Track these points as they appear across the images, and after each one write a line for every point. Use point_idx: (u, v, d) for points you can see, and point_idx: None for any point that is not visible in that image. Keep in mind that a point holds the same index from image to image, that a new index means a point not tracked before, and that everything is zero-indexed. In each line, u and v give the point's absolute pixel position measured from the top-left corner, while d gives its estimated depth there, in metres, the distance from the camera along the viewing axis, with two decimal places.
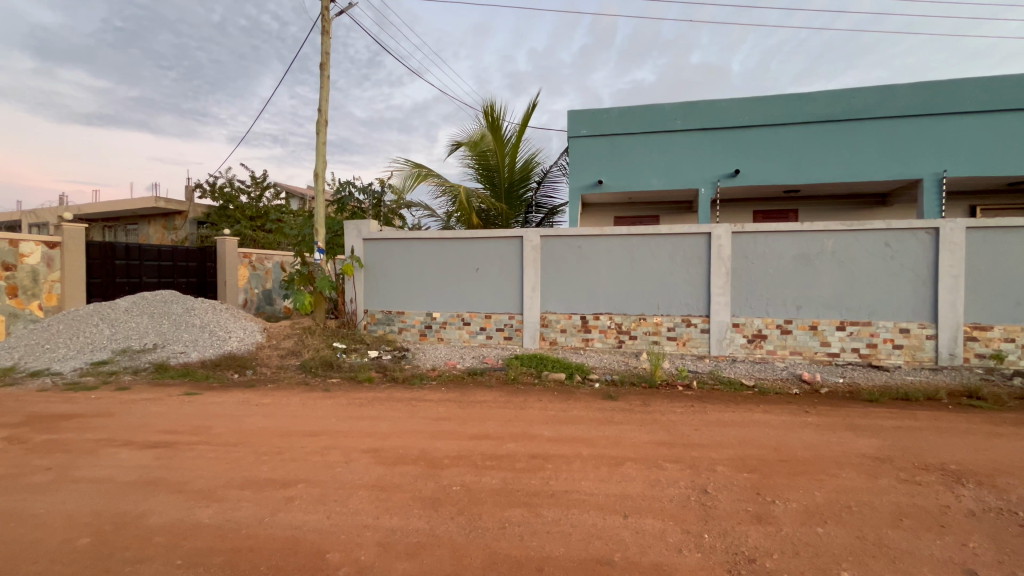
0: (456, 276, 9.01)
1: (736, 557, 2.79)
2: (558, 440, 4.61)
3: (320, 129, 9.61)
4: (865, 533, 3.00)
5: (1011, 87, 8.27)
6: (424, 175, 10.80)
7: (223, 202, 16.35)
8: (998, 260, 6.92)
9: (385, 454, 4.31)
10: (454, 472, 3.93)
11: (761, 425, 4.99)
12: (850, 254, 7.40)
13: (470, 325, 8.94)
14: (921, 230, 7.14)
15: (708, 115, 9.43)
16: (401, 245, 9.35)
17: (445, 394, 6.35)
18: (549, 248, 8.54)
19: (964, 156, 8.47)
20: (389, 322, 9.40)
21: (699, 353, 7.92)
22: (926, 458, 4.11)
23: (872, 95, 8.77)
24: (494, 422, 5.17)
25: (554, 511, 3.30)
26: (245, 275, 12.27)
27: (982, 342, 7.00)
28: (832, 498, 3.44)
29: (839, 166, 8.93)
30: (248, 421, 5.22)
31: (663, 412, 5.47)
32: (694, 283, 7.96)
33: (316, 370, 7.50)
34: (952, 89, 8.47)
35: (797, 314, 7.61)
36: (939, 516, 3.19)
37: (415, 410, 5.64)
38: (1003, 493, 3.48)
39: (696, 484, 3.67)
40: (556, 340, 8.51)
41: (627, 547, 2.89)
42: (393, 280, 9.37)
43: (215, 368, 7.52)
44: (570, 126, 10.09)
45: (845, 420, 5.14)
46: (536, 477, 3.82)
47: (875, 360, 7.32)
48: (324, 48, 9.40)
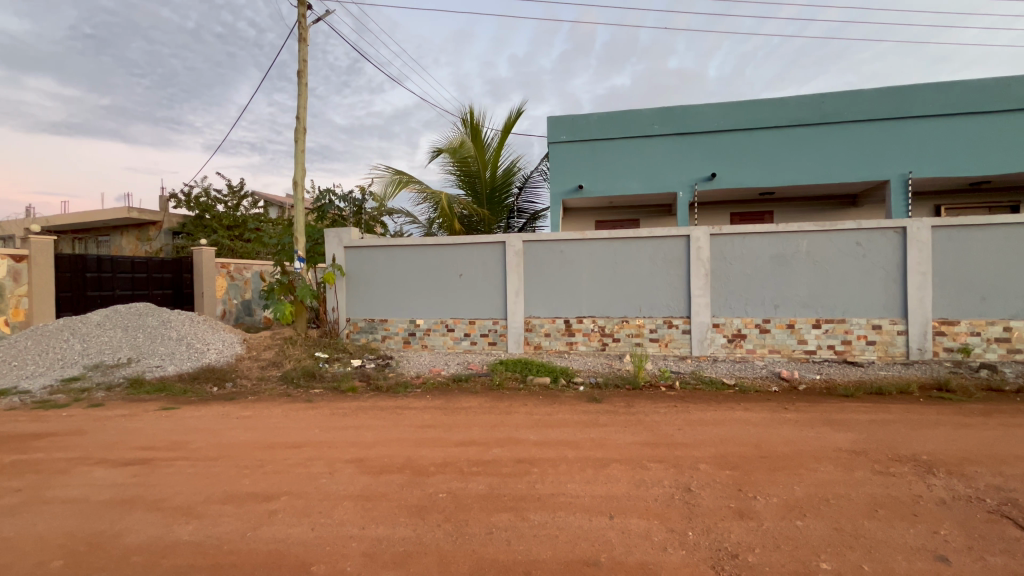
0: (439, 283, 8.99)
1: (720, 553, 2.84)
2: (543, 444, 4.63)
3: (299, 137, 9.52)
4: (842, 524, 3.09)
5: (969, 92, 8.64)
6: (405, 182, 10.77)
7: (199, 211, 16.05)
8: (962, 257, 7.20)
9: (369, 463, 4.27)
10: (441, 479, 3.92)
11: (742, 423, 5.09)
12: (823, 253, 7.62)
13: (454, 331, 8.93)
14: (889, 230, 7.39)
15: (684, 119, 9.63)
16: (382, 252, 9.28)
17: (430, 402, 6.32)
18: (531, 252, 8.59)
19: (928, 157, 8.81)
20: (372, 330, 9.32)
21: (681, 354, 8.04)
22: (900, 450, 4.24)
23: (841, 99, 9.07)
24: (479, 428, 5.15)
25: (540, 515, 3.32)
26: (223, 285, 11.98)
27: (950, 337, 7.26)
28: (811, 491, 3.52)
29: (812, 169, 9.19)
30: (228, 435, 5.11)
31: (647, 413, 5.54)
32: (674, 284, 8.09)
33: (298, 380, 7.38)
34: (916, 93, 8.81)
35: (775, 313, 7.79)
36: (912, 505, 3.30)
37: (400, 418, 5.60)
38: (972, 481, 3.61)
39: (680, 482, 3.73)
40: (540, 344, 8.55)
41: (614, 548, 2.92)
42: (376, 287, 9.30)
43: (193, 381, 7.34)
44: (550, 132, 10.18)
45: (822, 416, 5.27)
46: (522, 481, 3.83)
47: (850, 356, 7.54)
48: (302, 56, 9.33)
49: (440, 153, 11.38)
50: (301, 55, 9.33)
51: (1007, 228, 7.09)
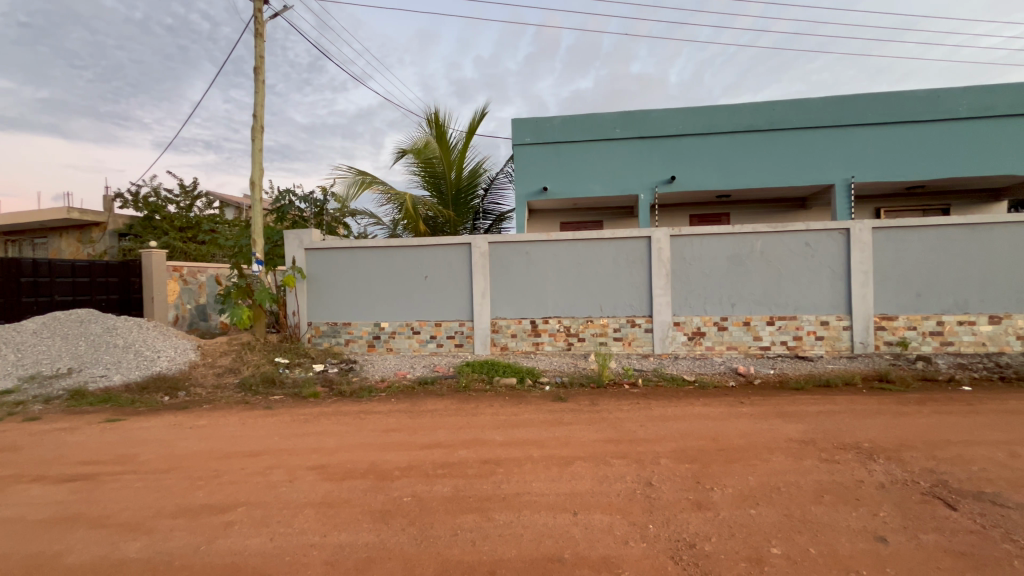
0: (404, 285, 8.89)
1: (679, 544, 2.93)
2: (509, 444, 4.64)
3: (256, 136, 9.21)
4: (791, 510, 3.26)
5: (904, 102, 9.24)
6: (368, 182, 10.59)
7: (147, 212, 15.25)
8: (899, 257, 7.70)
9: (331, 469, 4.18)
10: (405, 483, 3.88)
11: (701, 417, 5.27)
12: (775, 253, 7.98)
13: (420, 334, 8.84)
14: (835, 231, 7.83)
15: (644, 124, 9.90)
16: (345, 253, 9.09)
17: (394, 405, 6.23)
18: (497, 254, 8.62)
19: (869, 163, 9.37)
20: (335, 334, 9.11)
21: (643, 352, 8.25)
22: (844, 438, 4.50)
23: (790, 107, 9.53)
24: (445, 430, 5.13)
25: (506, 515, 3.33)
26: (175, 290, 11.40)
27: (890, 331, 7.74)
28: (763, 480, 3.69)
29: (764, 173, 9.62)
30: (180, 446, 4.88)
31: (610, 410, 5.65)
32: (637, 284, 8.29)
33: (256, 387, 7.12)
34: (857, 102, 9.35)
35: (731, 311, 8.10)
36: (855, 490, 3.51)
37: (364, 423, 5.50)
38: (908, 465, 3.87)
39: (642, 477, 3.83)
40: (507, 345, 8.58)
41: (578, 543, 2.97)
42: (338, 290, 9.09)
43: (141, 392, 6.97)
44: (514, 134, 10.24)
45: (775, 408, 5.53)
46: (487, 482, 3.84)
47: (801, 351, 7.93)
48: (259, 52, 9.04)
49: (405, 154, 11.25)
50: (257, 50, 9.03)
51: (939, 229, 7.63)
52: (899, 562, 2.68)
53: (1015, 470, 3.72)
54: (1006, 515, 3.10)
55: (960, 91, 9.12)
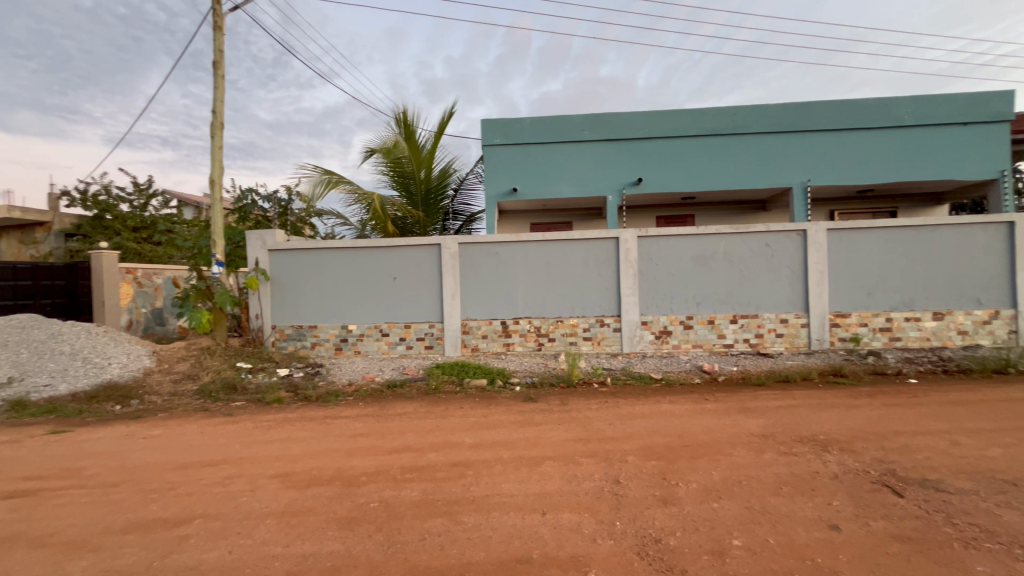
0: (372, 286, 8.74)
1: (645, 540, 2.98)
2: (479, 446, 4.62)
3: (215, 133, 8.87)
4: (752, 503, 3.36)
5: (856, 110, 9.70)
6: (334, 182, 10.36)
7: (98, 211, 14.46)
8: (852, 257, 8.08)
9: (295, 477, 4.06)
10: (373, 488, 3.81)
11: (667, 415, 5.38)
12: (738, 253, 8.24)
13: (389, 336, 8.71)
14: (793, 232, 8.15)
15: (612, 127, 10.05)
16: (310, 254, 8.85)
17: (362, 409, 6.11)
18: (467, 255, 8.58)
19: (823, 167, 9.80)
20: (300, 338, 8.87)
21: (612, 351, 8.37)
22: (802, 431, 4.68)
23: (750, 113, 9.86)
24: (414, 434, 5.06)
25: (475, 517, 3.31)
26: (128, 293, 10.83)
27: (844, 328, 8.11)
28: (726, 475, 3.80)
29: (726, 176, 9.93)
30: (133, 457, 4.65)
31: (580, 410, 5.70)
32: (605, 284, 8.40)
33: (216, 394, 6.85)
34: (813, 109, 9.76)
35: (697, 310, 8.31)
36: (811, 480, 3.66)
37: (331, 428, 5.37)
38: (860, 456, 4.06)
39: (610, 475, 3.88)
40: (477, 346, 8.55)
41: (546, 544, 2.98)
42: (304, 292, 8.86)
43: (90, 401, 6.61)
44: (484, 134, 10.22)
45: (738, 404, 5.70)
46: (456, 485, 3.81)
47: (762, 348, 8.21)
48: (217, 46, 8.72)
49: (373, 153, 11.06)
50: (216, 44, 8.70)
51: (888, 231, 8.05)
52: (850, 549, 2.81)
53: (955, 457, 3.96)
54: (947, 501, 3.30)
55: (906, 101, 9.65)
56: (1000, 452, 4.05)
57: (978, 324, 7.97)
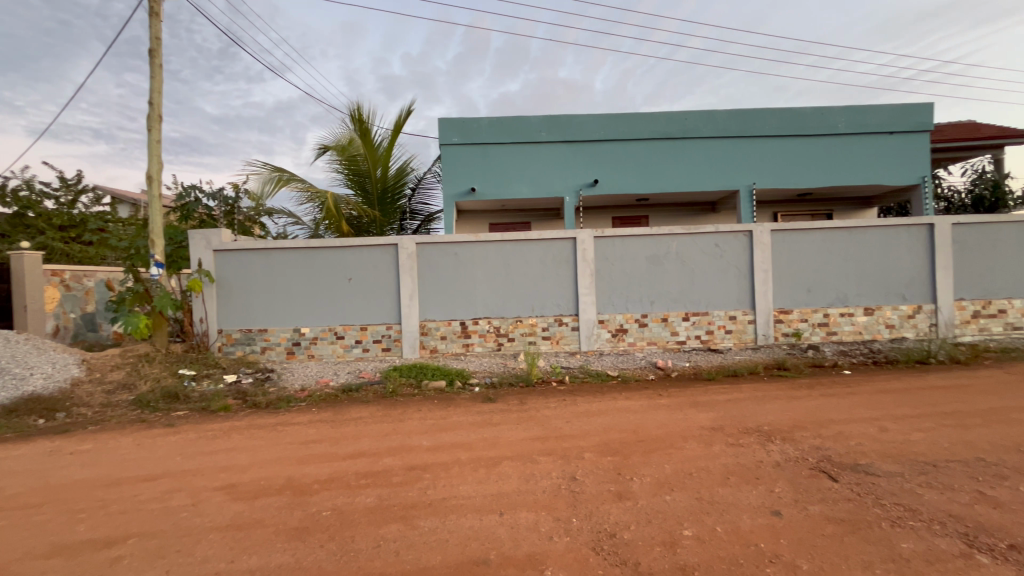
0: (326, 287, 8.46)
1: (600, 535, 3.04)
2: (437, 449, 4.57)
3: (153, 126, 8.33)
4: (701, 493, 3.49)
5: (796, 118, 10.28)
6: (285, 180, 9.97)
7: (18, 208, 13.27)
8: (793, 256, 8.55)
9: (241, 488, 3.87)
10: (326, 496, 3.68)
11: (623, 411, 5.51)
12: (689, 253, 8.54)
13: (344, 339, 8.47)
14: (740, 233, 8.53)
15: (568, 128, 10.19)
16: (259, 255, 8.47)
17: (316, 415, 5.91)
18: (425, 255, 8.46)
19: (767, 171, 10.31)
20: (249, 342, 8.47)
21: (571, 350, 8.48)
22: (748, 423, 4.90)
23: (700, 118, 10.26)
24: (370, 438, 4.94)
25: (431, 521, 3.27)
26: (55, 297, 9.97)
27: (786, 323, 8.57)
28: (677, 468, 3.93)
29: (678, 178, 10.27)
30: (58, 475, 4.29)
31: (538, 408, 5.74)
32: (564, 284, 8.51)
33: (155, 404, 6.43)
34: (758, 116, 10.26)
35: (651, 308, 8.55)
36: (756, 469, 3.84)
37: (281, 436, 5.15)
38: (799, 444, 4.30)
39: (567, 472, 3.93)
40: (436, 348, 8.46)
41: (503, 544, 2.98)
42: (253, 294, 8.48)
43: (8, 416, 6.06)
44: (441, 134, 10.13)
45: (689, 399, 5.91)
46: (413, 489, 3.74)
47: (713, 344, 8.55)
48: (154, 33, 8.19)
49: (327, 151, 10.73)
50: (153, 31, 8.18)
51: (824, 232, 8.56)
52: (791, 533, 2.97)
53: (883, 442, 4.27)
54: (875, 483, 3.54)
55: (840, 110, 10.31)
56: (921, 436, 4.39)
57: (904, 318, 8.62)
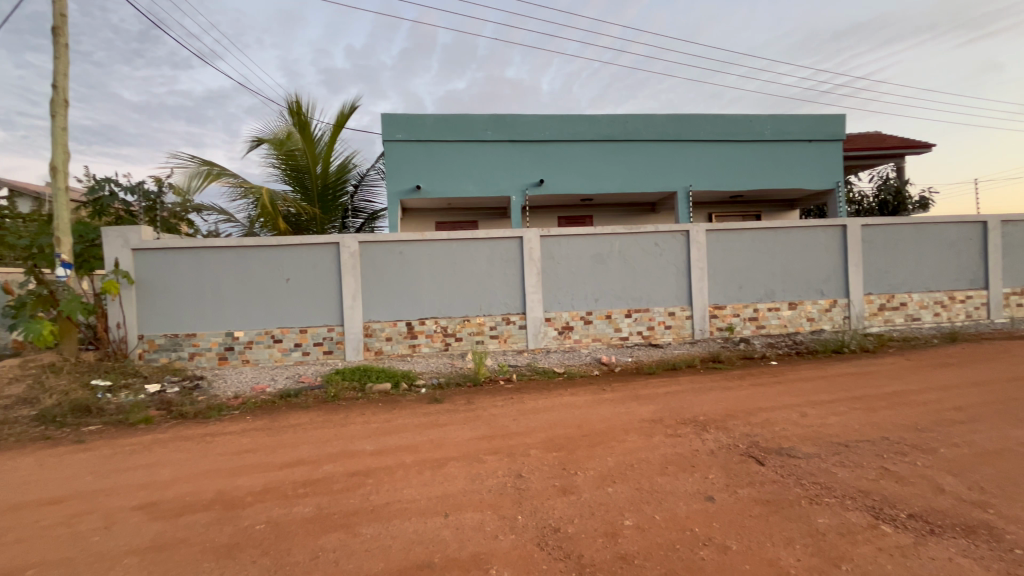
0: (261, 288, 8.02)
1: (545, 530, 3.07)
2: (381, 452, 4.44)
3: (58, 112, 7.54)
4: (642, 483, 3.62)
5: (728, 124, 10.89)
6: (215, 174, 9.34)
7: None
8: (726, 254, 9.06)
9: (163, 506, 3.57)
10: (259, 509, 3.48)
11: (569, 406, 5.61)
12: (631, 252, 8.83)
13: (282, 342, 8.06)
14: (678, 232, 8.92)
15: (514, 128, 10.25)
16: (186, 254, 7.89)
17: (250, 423, 5.58)
18: (368, 254, 8.21)
19: (702, 174, 10.86)
20: (175, 348, 7.87)
21: (519, 348, 8.54)
22: (685, 414, 5.14)
23: (640, 121, 10.62)
24: (309, 445, 4.72)
25: (374, 527, 3.17)
26: None
27: (720, 318, 9.07)
28: (620, 460, 4.05)
29: (620, 179, 10.60)
30: None
31: (485, 407, 5.74)
32: (510, 282, 8.54)
33: (63, 419, 5.80)
34: (693, 122, 10.78)
35: (596, 306, 8.77)
36: (692, 458, 4.02)
37: (210, 447, 4.81)
38: (731, 432, 4.56)
39: (512, 470, 3.95)
40: (381, 349, 8.24)
41: (448, 545, 2.94)
42: (179, 296, 7.88)
43: None
44: (385, 130, 9.88)
45: (632, 393, 6.12)
46: (355, 496, 3.62)
47: (654, 339, 8.90)
48: (59, 9, 7.41)
49: (262, 144, 10.16)
50: (57, 7, 7.39)
51: (753, 232, 9.14)
52: (723, 516, 3.13)
53: (804, 427, 4.61)
54: (797, 465, 3.82)
55: (766, 118, 11.03)
56: (835, 420, 4.79)
57: (822, 311, 9.37)
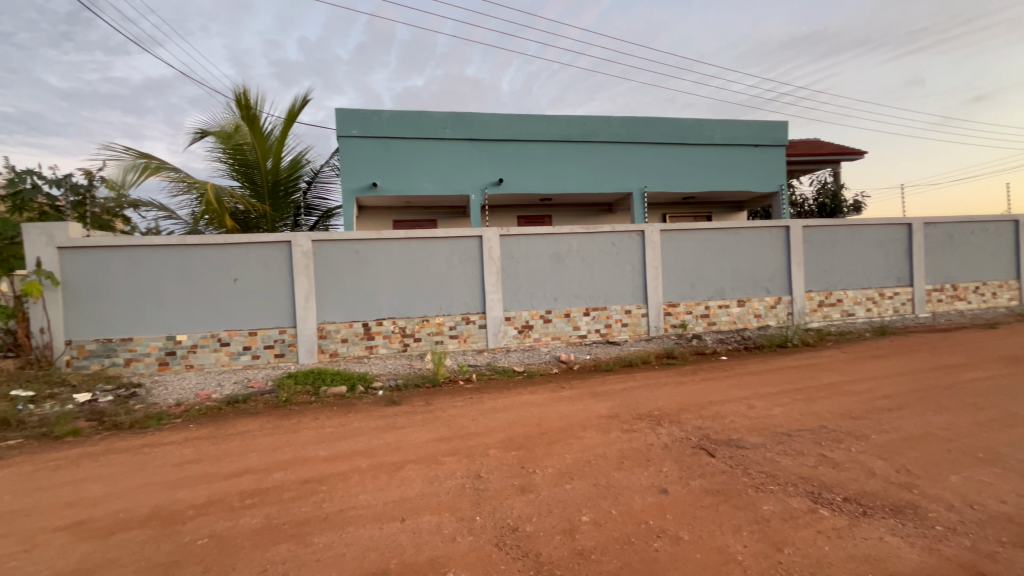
0: (206, 289, 7.60)
1: (503, 530, 3.06)
2: (335, 458, 4.30)
3: None
4: (599, 479, 3.67)
5: (680, 128, 11.26)
6: (153, 167, 8.75)
7: None
8: (679, 254, 9.37)
9: (93, 525, 3.31)
10: (202, 523, 3.29)
11: (528, 405, 5.63)
12: (589, 251, 8.98)
13: (229, 346, 7.66)
14: (633, 232, 9.14)
15: (473, 127, 10.19)
16: (120, 253, 7.35)
17: (194, 432, 5.27)
18: (322, 253, 7.95)
19: (656, 175, 11.18)
20: (109, 354, 7.33)
21: (478, 348, 8.50)
22: (641, 409, 5.26)
23: (597, 123, 10.81)
24: (258, 453, 4.51)
25: (327, 536, 3.06)
26: None
27: (674, 316, 9.37)
28: (577, 456, 4.10)
29: (578, 179, 10.75)
30: None
31: (444, 408, 5.67)
32: (470, 282, 8.48)
33: None
34: (648, 125, 11.07)
35: (555, 305, 8.86)
36: (647, 452, 4.12)
37: (148, 459, 4.50)
38: (683, 425, 4.71)
39: (471, 471, 3.91)
40: (336, 351, 7.98)
41: (404, 551, 2.88)
42: (112, 298, 7.35)
43: None
44: (339, 125, 9.60)
45: (589, 390, 6.21)
46: (306, 504, 3.48)
47: (611, 337, 9.08)
48: None
49: (206, 136, 9.62)
50: None
51: (704, 232, 9.49)
52: (676, 508, 3.23)
53: (750, 418, 4.83)
54: (744, 455, 3.99)
55: (716, 123, 11.49)
56: (779, 411, 5.04)
57: (768, 308, 9.85)
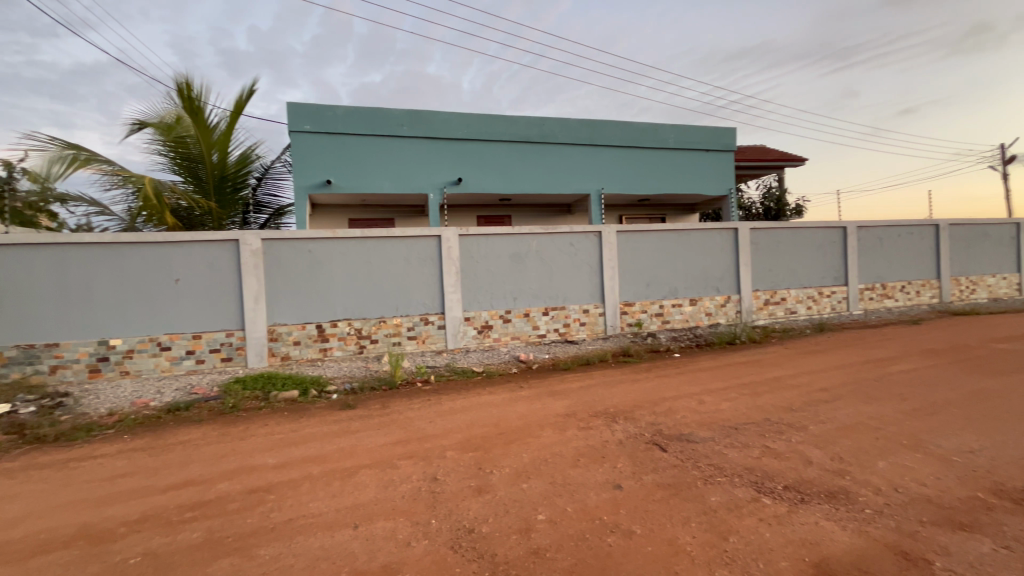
0: (144, 291, 7.14)
1: (459, 532, 3.04)
2: (285, 465, 4.14)
3: None
4: (555, 477, 3.71)
5: (636, 131, 11.55)
6: (83, 159, 8.12)
7: None
8: (635, 254, 9.61)
9: (8, 549, 3.02)
10: (135, 540, 3.08)
11: (486, 405, 5.61)
12: (548, 251, 9.06)
13: (170, 350, 7.22)
14: (591, 233, 9.30)
15: (432, 125, 10.07)
16: (44, 251, 6.78)
17: (129, 443, 4.93)
18: (272, 252, 7.63)
19: (613, 177, 11.43)
20: (31, 360, 6.72)
21: (437, 349, 8.40)
22: (597, 407, 5.35)
23: (556, 124, 10.93)
24: (201, 464, 4.27)
25: (274, 547, 2.94)
26: None
27: (630, 315, 9.61)
28: (535, 455, 4.13)
29: (537, 180, 10.84)
30: None
31: (401, 411, 5.57)
32: (428, 282, 8.37)
33: None
34: (605, 127, 11.30)
35: (514, 304, 8.88)
36: (602, 449, 4.20)
37: (74, 475, 4.16)
38: (638, 422, 4.83)
39: (427, 474, 3.86)
40: (288, 354, 7.68)
41: (356, 558, 2.80)
42: (35, 301, 6.76)
43: None
44: (291, 119, 9.24)
45: (548, 389, 6.27)
46: (253, 515, 3.32)
47: (570, 336, 9.20)
48: None
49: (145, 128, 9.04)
50: None
51: (658, 233, 9.78)
52: (629, 503, 3.30)
53: (700, 413, 5.01)
54: (694, 449, 4.14)
55: (670, 127, 11.86)
56: (727, 405, 5.26)
57: (718, 307, 10.27)
